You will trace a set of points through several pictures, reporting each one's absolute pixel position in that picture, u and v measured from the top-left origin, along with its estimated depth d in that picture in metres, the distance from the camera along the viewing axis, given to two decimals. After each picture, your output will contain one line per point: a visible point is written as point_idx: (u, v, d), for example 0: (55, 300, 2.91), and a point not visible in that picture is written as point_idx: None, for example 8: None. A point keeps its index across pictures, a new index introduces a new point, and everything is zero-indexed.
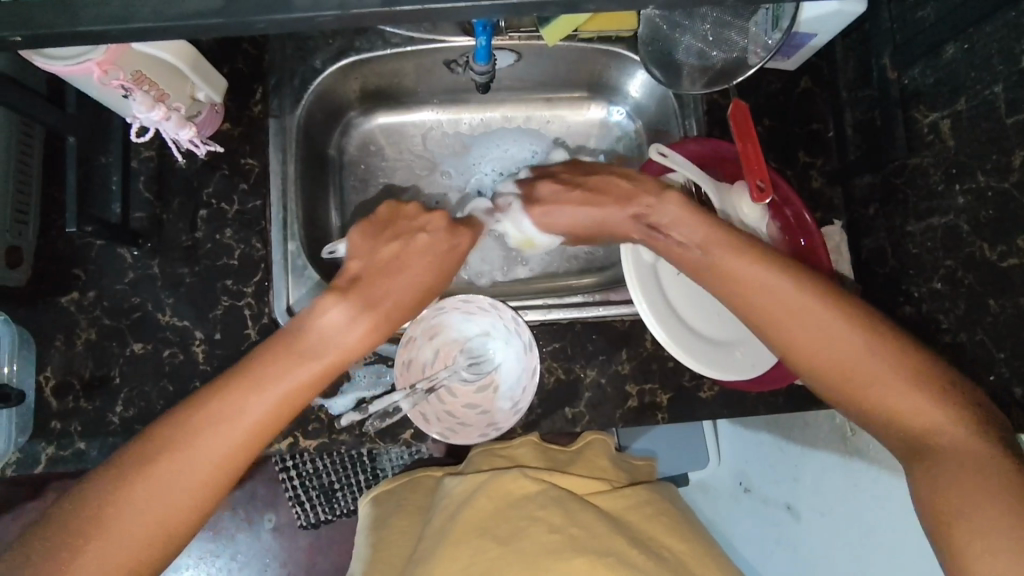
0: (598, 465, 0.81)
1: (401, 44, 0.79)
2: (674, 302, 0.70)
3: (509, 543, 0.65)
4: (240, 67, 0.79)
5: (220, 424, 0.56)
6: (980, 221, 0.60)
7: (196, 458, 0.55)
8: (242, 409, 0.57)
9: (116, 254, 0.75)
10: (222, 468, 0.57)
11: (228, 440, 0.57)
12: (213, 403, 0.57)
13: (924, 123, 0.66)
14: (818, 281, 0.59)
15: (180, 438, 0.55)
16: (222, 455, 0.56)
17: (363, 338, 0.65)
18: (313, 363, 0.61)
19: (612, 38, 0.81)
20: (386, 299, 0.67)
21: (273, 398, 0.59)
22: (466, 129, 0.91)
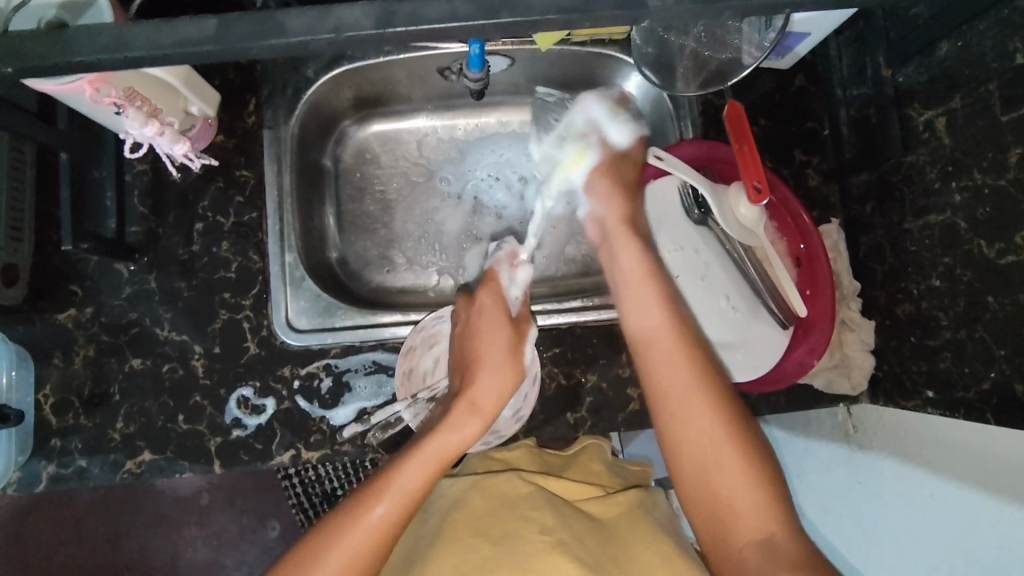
0: (592, 469, 0.73)
1: (393, 51, 0.79)
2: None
3: (501, 543, 0.63)
4: (232, 78, 0.78)
5: (357, 527, 0.56)
6: (977, 219, 0.60)
7: (339, 564, 0.55)
8: (372, 505, 0.57)
9: (113, 270, 0.74)
10: (369, 563, 0.56)
11: (367, 536, 0.56)
12: (344, 510, 0.57)
13: (919, 121, 0.67)
14: (666, 393, 0.58)
15: (333, 536, 0.56)
16: (368, 550, 0.56)
17: (467, 420, 0.62)
18: (428, 449, 0.59)
19: (605, 41, 0.81)
20: (479, 387, 0.65)
21: (402, 493, 0.57)
22: (461, 135, 0.91)
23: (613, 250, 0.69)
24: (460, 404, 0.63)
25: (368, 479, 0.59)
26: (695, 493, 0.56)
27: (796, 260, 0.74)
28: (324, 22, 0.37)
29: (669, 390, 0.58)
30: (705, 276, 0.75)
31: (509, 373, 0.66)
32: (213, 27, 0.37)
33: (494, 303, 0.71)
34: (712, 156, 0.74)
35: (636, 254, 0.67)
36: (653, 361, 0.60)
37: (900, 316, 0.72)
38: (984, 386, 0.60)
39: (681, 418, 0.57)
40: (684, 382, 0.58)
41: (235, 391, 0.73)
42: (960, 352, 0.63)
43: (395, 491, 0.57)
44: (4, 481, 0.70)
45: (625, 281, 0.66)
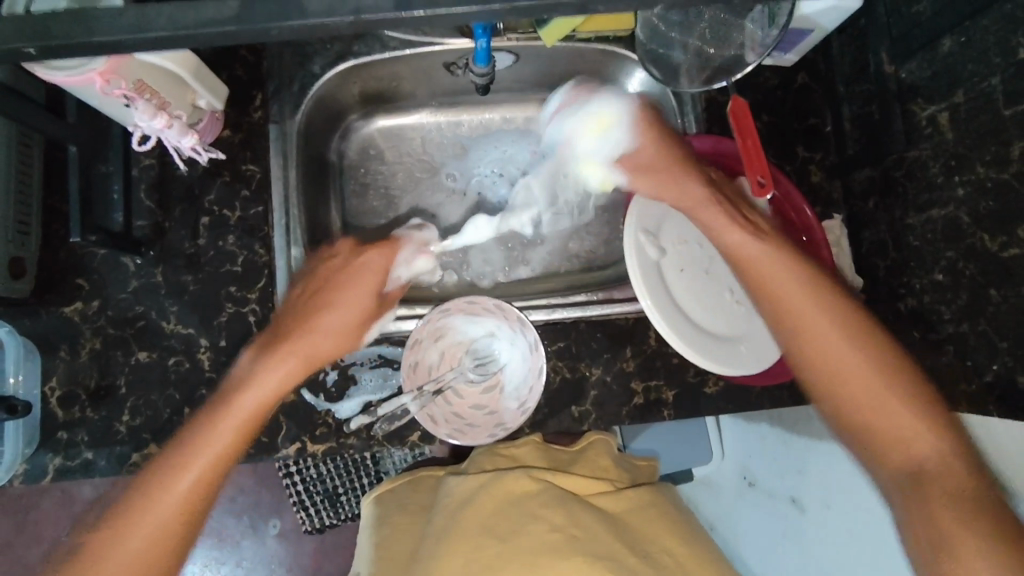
0: (601, 465, 0.77)
1: (399, 47, 0.79)
2: (678, 293, 0.71)
3: (510, 540, 0.65)
4: (239, 73, 0.79)
5: (160, 495, 0.58)
6: (979, 213, 0.60)
7: (144, 530, 0.57)
8: (181, 473, 0.59)
9: (119, 263, 0.75)
10: (182, 529, 0.59)
11: (179, 505, 0.58)
12: (164, 473, 0.59)
13: (922, 116, 0.67)
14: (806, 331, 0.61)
15: (141, 504, 0.58)
16: (175, 514, 0.58)
17: (284, 371, 0.62)
18: (236, 408, 0.61)
19: (610, 38, 0.81)
20: (317, 338, 0.64)
21: (209, 456, 0.59)
22: (466, 131, 0.92)
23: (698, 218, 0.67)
24: (289, 360, 0.62)
25: (175, 439, 0.61)
26: (848, 426, 0.59)
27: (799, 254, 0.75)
28: (343, 5, 0.38)
29: (799, 322, 0.61)
30: (709, 269, 0.73)
31: (347, 331, 0.66)
32: (234, 9, 0.37)
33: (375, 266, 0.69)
34: (717, 151, 0.75)
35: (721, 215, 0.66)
36: (773, 291, 0.62)
37: (902, 311, 0.73)
38: (987, 378, 0.61)
39: (818, 343, 0.60)
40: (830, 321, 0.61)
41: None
42: (962, 346, 0.64)
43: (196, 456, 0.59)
44: (9, 474, 0.70)
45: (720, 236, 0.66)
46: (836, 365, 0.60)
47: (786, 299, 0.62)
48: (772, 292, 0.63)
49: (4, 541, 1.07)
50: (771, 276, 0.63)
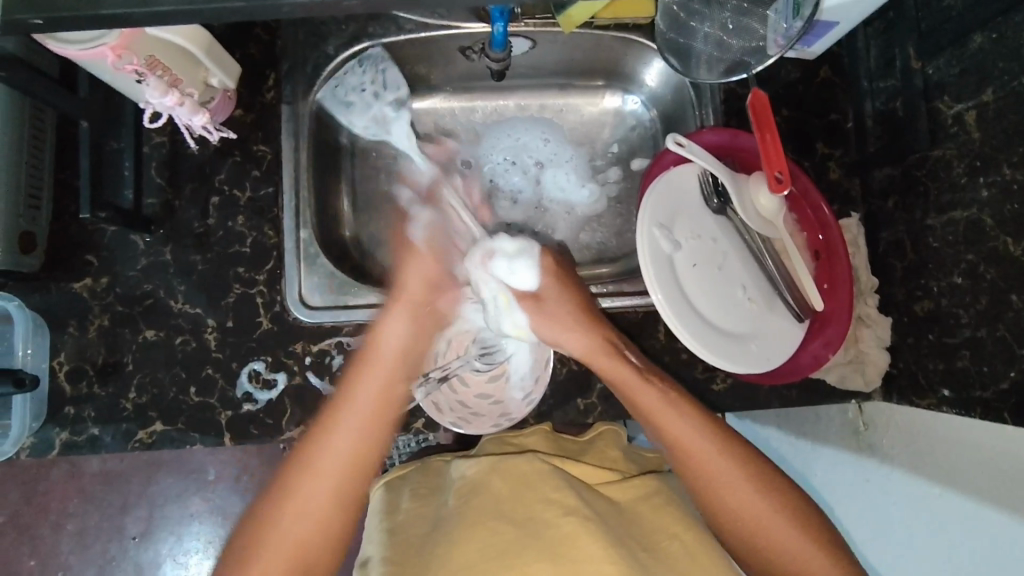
0: (609, 456, 0.78)
1: (414, 30, 0.78)
2: (694, 298, 0.68)
3: (524, 525, 0.65)
4: (252, 53, 0.78)
5: (299, 495, 0.61)
6: (1004, 216, 0.59)
7: (307, 527, 0.61)
8: (308, 474, 0.62)
9: (129, 241, 0.74)
10: (320, 535, 0.61)
11: (300, 512, 0.61)
12: (293, 486, 0.62)
13: (948, 115, 0.65)
14: (674, 439, 0.68)
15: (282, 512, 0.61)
16: (320, 511, 0.61)
17: (369, 376, 0.66)
18: (346, 407, 0.64)
19: (629, 26, 0.80)
20: (385, 343, 0.67)
21: (333, 456, 0.63)
22: (480, 117, 0.92)
23: (540, 312, 0.70)
24: (382, 375, 0.66)
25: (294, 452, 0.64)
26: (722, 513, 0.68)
27: (814, 253, 0.74)
28: None
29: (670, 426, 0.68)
30: (721, 266, 0.71)
31: (408, 318, 0.69)
32: None
33: (413, 274, 0.70)
34: (733, 146, 0.73)
35: (561, 301, 0.70)
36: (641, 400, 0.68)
37: (917, 313, 0.71)
38: (1003, 385, 0.59)
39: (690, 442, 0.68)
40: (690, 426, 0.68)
41: (247, 368, 0.74)
42: (979, 351, 0.63)
43: (330, 462, 0.63)
44: (18, 446, 0.71)
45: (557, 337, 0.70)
46: (706, 462, 0.67)
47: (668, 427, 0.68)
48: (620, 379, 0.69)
49: (14, 511, 1.08)
50: (635, 389, 0.68)
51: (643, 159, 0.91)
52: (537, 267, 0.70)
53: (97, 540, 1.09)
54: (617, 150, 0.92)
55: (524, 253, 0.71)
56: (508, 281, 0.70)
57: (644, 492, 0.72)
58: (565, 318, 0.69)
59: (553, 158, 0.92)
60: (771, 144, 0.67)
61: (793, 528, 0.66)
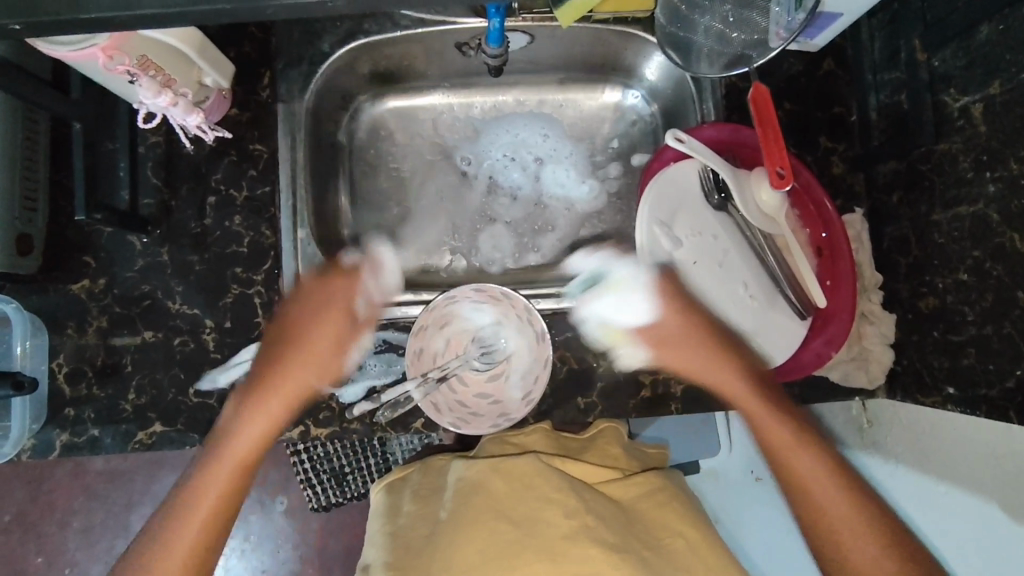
0: (610, 453, 0.77)
1: (411, 25, 0.77)
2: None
3: (527, 527, 0.66)
4: (247, 51, 0.78)
5: (180, 520, 0.63)
6: (1011, 211, 0.58)
7: (175, 553, 0.62)
8: (193, 504, 0.63)
9: (126, 241, 0.74)
10: (194, 559, 0.63)
11: (180, 536, 0.62)
12: (176, 513, 0.63)
13: (954, 108, 0.64)
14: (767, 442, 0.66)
15: (166, 536, 0.63)
16: (197, 535, 0.63)
17: (249, 418, 0.65)
18: (229, 443, 0.65)
19: (629, 19, 0.79)
20: (278, 381, 0.67)
21: (206, 485, 0.64)
22: (478, 113, 0.91)
23: (695, 341, 0.68)
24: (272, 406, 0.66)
25: (183, 479, 0.66)
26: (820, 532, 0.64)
27: (817, 249, 0.73)
28: None
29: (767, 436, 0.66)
30: (722, 262, 0.71)
31: (301, 361, 0.68)
32: None
33: (318, 326, 0.69)
34: (735, 140, 0.72)
35: (694, 317, 0.69)
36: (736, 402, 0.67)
37: (923, 310, 0.70)
38: (1008, 383, 0.58)
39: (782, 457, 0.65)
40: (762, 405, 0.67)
41: (207, 373, 0.73)
42: (984, 349, 0.61)
43: (209, 494, 0.64)
44: (18, 448, 0.71)
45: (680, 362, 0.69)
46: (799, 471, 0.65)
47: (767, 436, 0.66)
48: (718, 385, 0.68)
49: (21, 509, 1.09)
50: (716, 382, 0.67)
51: (644, 154, 0.90)
52: (653, 300, 0.70)
53: (102, 538, 1.10)
54: (617, 145, 0.91)
55: (637, 284, 0.70)
56: (618, 318, 0.72)
57: (647, 489, 0.72)
58: (682, 343, 0.69)
59: (552, 154, 0.91)
60: (772, 136, 0.66)
61: (870, 546, 0.62)
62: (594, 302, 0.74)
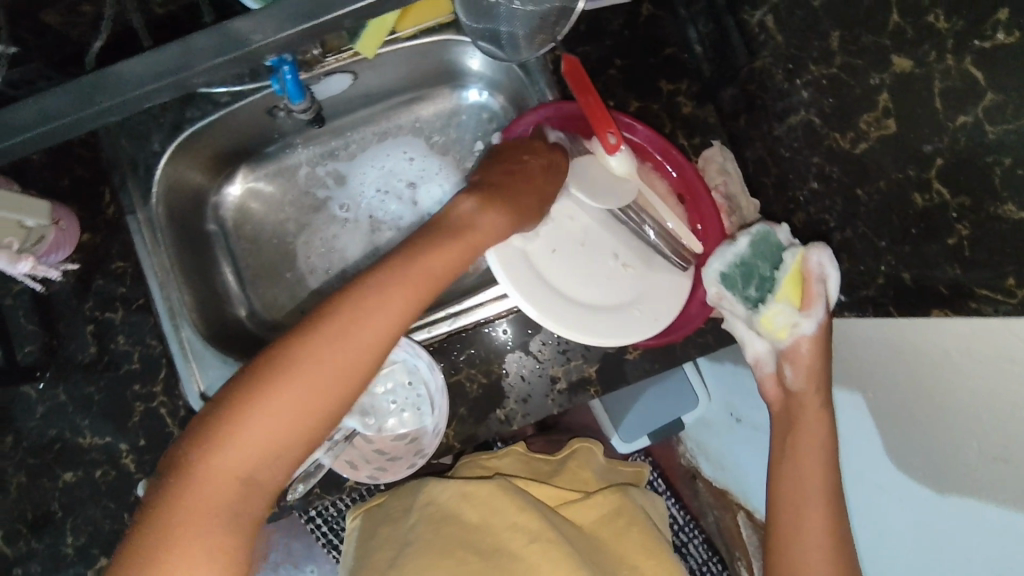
0: (580, 477, 0.89)
1: (230, 101, 0.78)
2: (577, 294, 0.67)
3: (492, 557, 0.72)
4: (81, 173, 0.78)
5: (292, 376, 0.50)
6: (826, 111, 0.57)
7: (278, 429, 0.50)
8: (316, 354, 0.51)
9: (20, 394, 0.75)
10: (308, 440, 0.52)
11: (298, 394, 0.50)
12: (281, 361, 0.51)
13: (754, 24, 0.64)
14: (801, 462, 0.66)
15: (258, 401, 0.50)
16: (316, 410, 0.51)
17: (436, 260, 0.58)
18: (398, 288, 0.55)
19: (435, 27, 0.78)
20: (465, 219, 0.61)
21: (364, 327, 0.53)
22: (338, 159, 0.90)
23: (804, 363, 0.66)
24: (399, 285, 0.55)
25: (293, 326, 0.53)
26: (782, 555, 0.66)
27: (679, 196, 0.72)
28: None
29: (803, 464, 0.66)
30: (585, 241, 0.70)
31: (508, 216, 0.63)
32: None
33: (438, 258, 0.58)
34: (564, 117, 0.71)
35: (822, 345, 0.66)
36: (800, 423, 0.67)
37: (797, 225, 0.69)
38: (879, 281, 0.58)
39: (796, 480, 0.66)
40: (809, 445, 0.66)
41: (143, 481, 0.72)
42: (852, 252, 0.60)
43: (342, 359, 0.52)
44: None
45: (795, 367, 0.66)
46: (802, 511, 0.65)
47: (811, 459, 0.66)
48: (799, 427, 0.67)
49: None
50: (806, 406, 0.67)
51: None
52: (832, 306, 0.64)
53: None
54: (482, 146, 0.90)
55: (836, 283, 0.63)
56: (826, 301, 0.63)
57: (605, 507, 0.82)
58: (817, 359, 0.66)
59: (423, 174, 0.90)
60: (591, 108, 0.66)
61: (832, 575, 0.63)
62: (810, 301, 0.64)
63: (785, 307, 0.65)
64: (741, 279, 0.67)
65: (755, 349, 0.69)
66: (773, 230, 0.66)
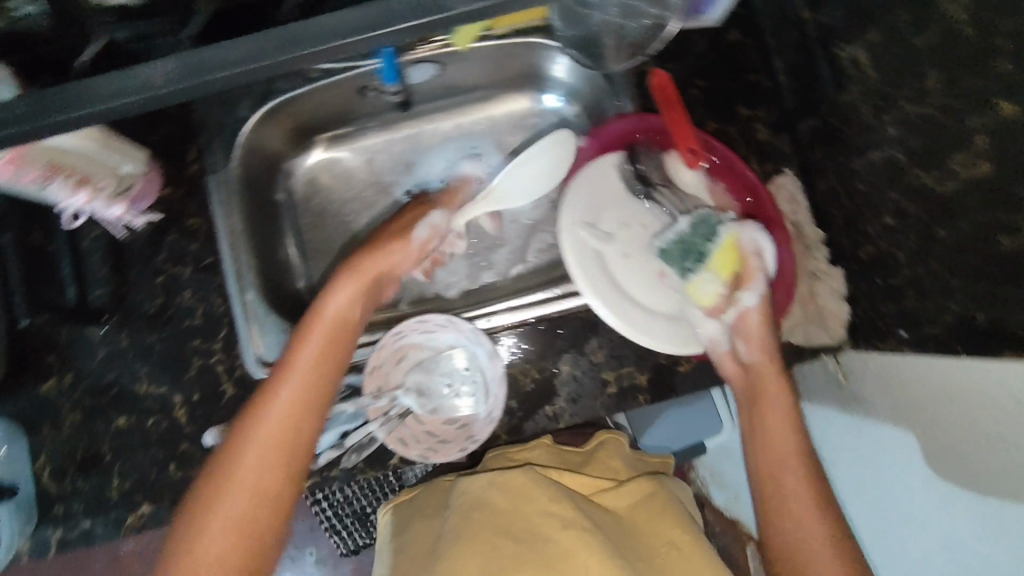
0: (611, 467, 0.89)
1: (320, 78, 0.80)
2: (643, 299, 0.68)
3: (526, 540, 0.73)
4: (170, 130, 0.80)
5: (302, 353, 0.66)
6: (912, 149, 0.57)
7: (285, 406, 0.63)
8: (313, 333, 0.68)
9: (85, 335, 0.76)
10: (318, 409, 0.65)
11: (308, 366, 0.65)
12: (279, 360, 0.66)
13: (844, 59, 0.64)
14: (769, 447, 0.64)
15: (266, 392, 0.64)
16: (319, 377, 0.65)
17: (377, 256, 0.76)
18: (357, 280, 0.73)
19: (527, 30, 0.80)
20: (376, 266, 0.75)
21: (332, 316, 0.69)
22: (409, 146, 0.92)
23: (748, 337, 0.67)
24: (351, 283, 0.73)
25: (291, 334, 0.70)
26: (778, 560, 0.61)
27: (747, 218, 0.72)
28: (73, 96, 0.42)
29: (777, 452, 0.64)
30: (655, 250, 0.71)
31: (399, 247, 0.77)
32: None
33: (385, 261, 0.76)
34: (646, 127, 0.73)
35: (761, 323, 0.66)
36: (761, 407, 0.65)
37: (863, 259, 0.70)
38: (947, 320, 0.58)
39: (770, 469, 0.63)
40: (780, 430, 0.64)
41: (212, 431, 0.74)
42: (920, 289, 0.61)
43: (324, 342, 0.67)
44: (16, 551, 0.73)
45: (743, 336, 0.67)
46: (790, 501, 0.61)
47: (777, 446, 0.64)
48: (764, 404, 0.65)
49: None
50: (764, 386, 0.65)
51: None
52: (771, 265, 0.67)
53: None
54: None
55: (760, 240, 0.66)
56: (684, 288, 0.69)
57: (639, 495, 0.82)
58: (753, 331, 0.66)
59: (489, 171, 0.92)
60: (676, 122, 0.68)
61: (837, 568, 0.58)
62: (715, 278, 0.68)
63: (710, 276, 0.68)
64: (680, 253, 0.70)
65: (706, 336, 0.69)
66: (711, 210, 0.71)
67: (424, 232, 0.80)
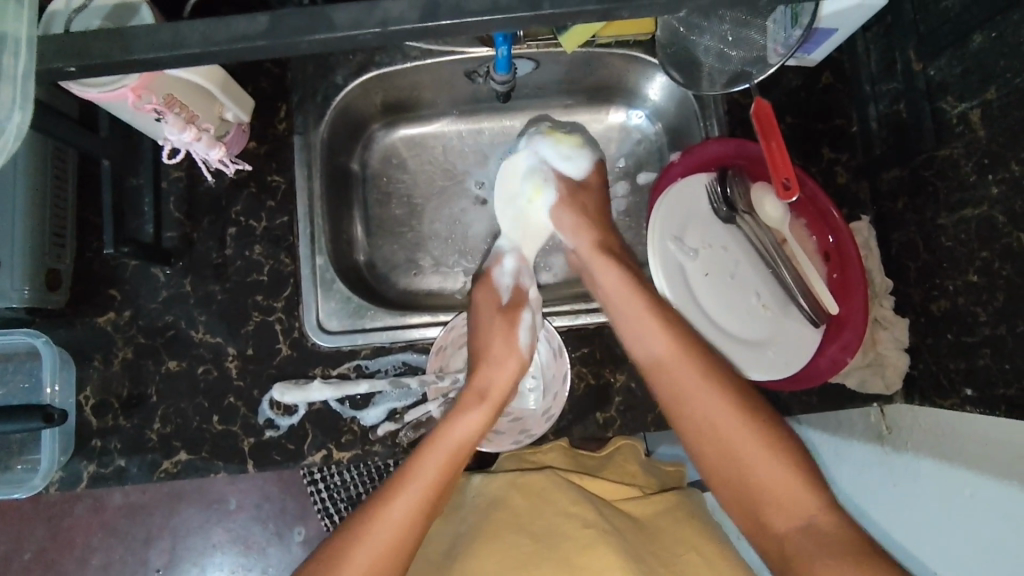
0: (628, 470, 0.77)
1: (420, 57, 0.81)
2: (716, 313, 0.74)
3: (544, 539, 0.67)
4: (264, 86, 0.81)
5: (453, 431, 0.68)
6: (1015, 211, 0.58)
7: (432, 474, 0.65)
8: (466, 416, 0.69)
9: (150, 274, 0.76)
10: (449, 487, 0.66)
11: (458, 449, 0.67)
12: (435, 432, 0.68)
13: (953, 114, 0.66)
14: (679, 391, 0.67)
15: (417, 463, 0.65)
16: (458, 459, 0.67)
17: (504, 333, 0.75)
18: (504, 367, 0.74)
19: (630, 43, 0.81)
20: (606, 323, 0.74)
21: (491, 398, 0.71)
22: (486, 139, 0.93)
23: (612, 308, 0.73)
24: (503, 360, 0.74)
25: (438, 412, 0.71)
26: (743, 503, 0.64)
27: (825, 256, 0.73)
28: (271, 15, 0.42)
29: (687, 397, 0.67)
30: (734, 273, 0.75)
31: (513, 359, 0.75)
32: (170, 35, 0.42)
33: (496, 377, 0.73)
34: (741, 153, 0.74)
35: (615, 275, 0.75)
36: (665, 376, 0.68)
37: (935, 314, 0.71)
38: None
39: (690, 411, 0.66)
40: (688, 373, 0.67)
41: (279, 386, 0.71)
42: (1000, 349, 0.61)
43: (472, 425, 0.69)
44: (47, 480, 0.72)
45: (610, 298, 0.74)
46: (722, 430, 0.65)
47: (679, 392, 0.67)
48: (673, 388, 0.68)
49: (38, 548, 1.06)
50: (644, 325, 0.70)
51: (650, 172, 0.92)
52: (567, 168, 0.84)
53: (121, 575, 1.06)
54: (624, 164, 0.93)
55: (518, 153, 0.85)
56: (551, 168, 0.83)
57: (664, 504, 0.72)
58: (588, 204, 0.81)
59: None
60: (775, 149, 0.68)
61: (806, 492, 0.61)
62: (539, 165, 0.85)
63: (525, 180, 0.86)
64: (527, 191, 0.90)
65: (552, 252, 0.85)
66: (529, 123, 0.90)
67: (508, 282, 0.80)
